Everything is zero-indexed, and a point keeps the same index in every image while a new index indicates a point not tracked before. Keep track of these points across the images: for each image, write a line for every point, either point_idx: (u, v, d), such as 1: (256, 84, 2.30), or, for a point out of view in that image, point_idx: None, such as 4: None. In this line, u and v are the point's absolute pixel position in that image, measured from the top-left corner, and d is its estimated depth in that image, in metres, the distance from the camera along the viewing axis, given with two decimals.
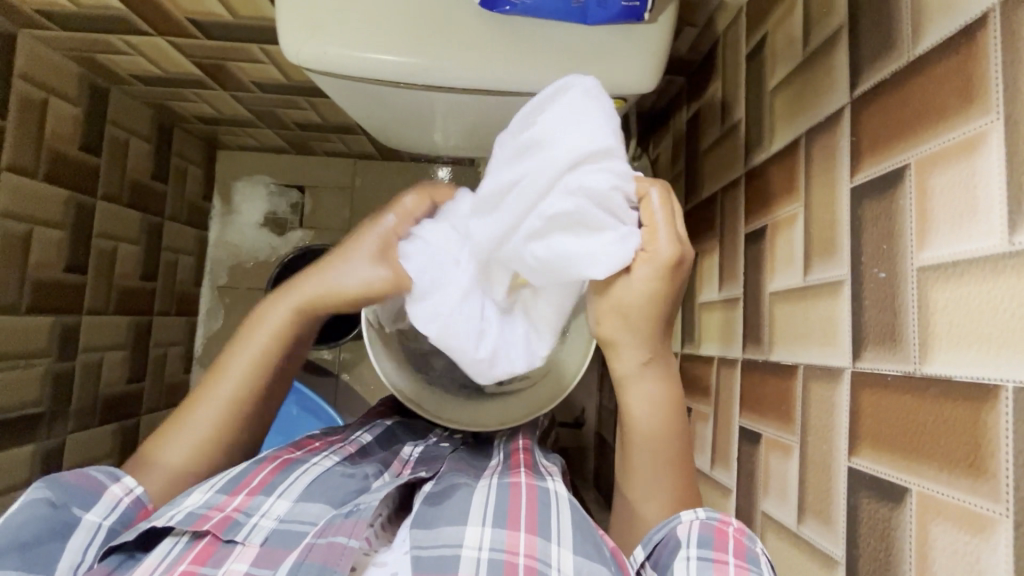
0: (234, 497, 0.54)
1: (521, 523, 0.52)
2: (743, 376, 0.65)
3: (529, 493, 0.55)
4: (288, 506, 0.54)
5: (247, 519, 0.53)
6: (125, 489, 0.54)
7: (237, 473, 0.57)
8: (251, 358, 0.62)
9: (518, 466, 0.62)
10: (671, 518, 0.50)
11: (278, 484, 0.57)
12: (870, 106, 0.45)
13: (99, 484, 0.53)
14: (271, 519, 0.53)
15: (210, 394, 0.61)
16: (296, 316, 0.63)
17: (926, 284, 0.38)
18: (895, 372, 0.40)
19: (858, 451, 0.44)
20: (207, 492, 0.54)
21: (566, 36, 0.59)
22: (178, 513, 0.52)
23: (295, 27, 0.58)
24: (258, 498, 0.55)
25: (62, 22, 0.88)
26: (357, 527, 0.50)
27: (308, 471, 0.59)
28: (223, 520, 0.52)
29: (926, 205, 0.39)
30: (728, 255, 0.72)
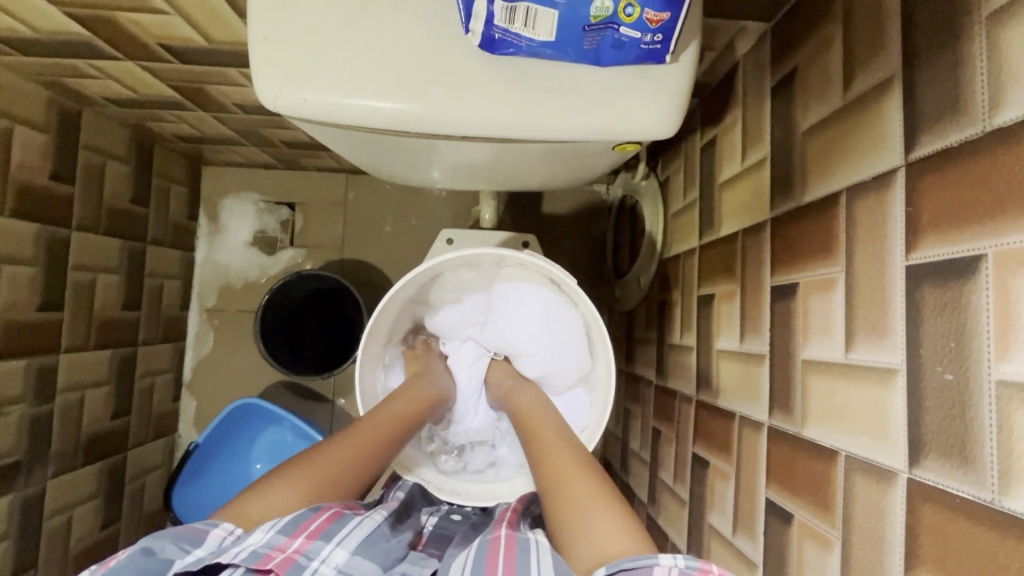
0: (295, 538, 0.53)
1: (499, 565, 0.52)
2: (769, 443, 0.60)
3: (509, 542, 0.55)
4: (345, 557, 0.54)
5: (307, 563, 0.51)
6: (227, 531, 0.53)
7: (297, 514, 0.55)
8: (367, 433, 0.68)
9: (501, 522, 0.62)
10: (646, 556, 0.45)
11: (335, 532, 0.55)
12: (931, 176, 0.39)
13: (201, 531, 0.52)
14: (329, 567, 0.52)
15: (331, 452, 0.63)
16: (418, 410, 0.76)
17: (1008, 405, 0.33)
18: (967, 496, 0.35)
19: (916, 572, 0.39)
20: (269, 531, 0.53)
21: (577, 79, 0.53)
22: (240, 551, 0.50)
23: (273, 71, 0.52)
24: (317, 543, 0.53)
25: (23, 48, 0.80)
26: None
27: (361, 523, 0.58)
28: (286, 562, 0.50)
29: (1008, 309, 0.33)
30: (750, 304, 0.66)
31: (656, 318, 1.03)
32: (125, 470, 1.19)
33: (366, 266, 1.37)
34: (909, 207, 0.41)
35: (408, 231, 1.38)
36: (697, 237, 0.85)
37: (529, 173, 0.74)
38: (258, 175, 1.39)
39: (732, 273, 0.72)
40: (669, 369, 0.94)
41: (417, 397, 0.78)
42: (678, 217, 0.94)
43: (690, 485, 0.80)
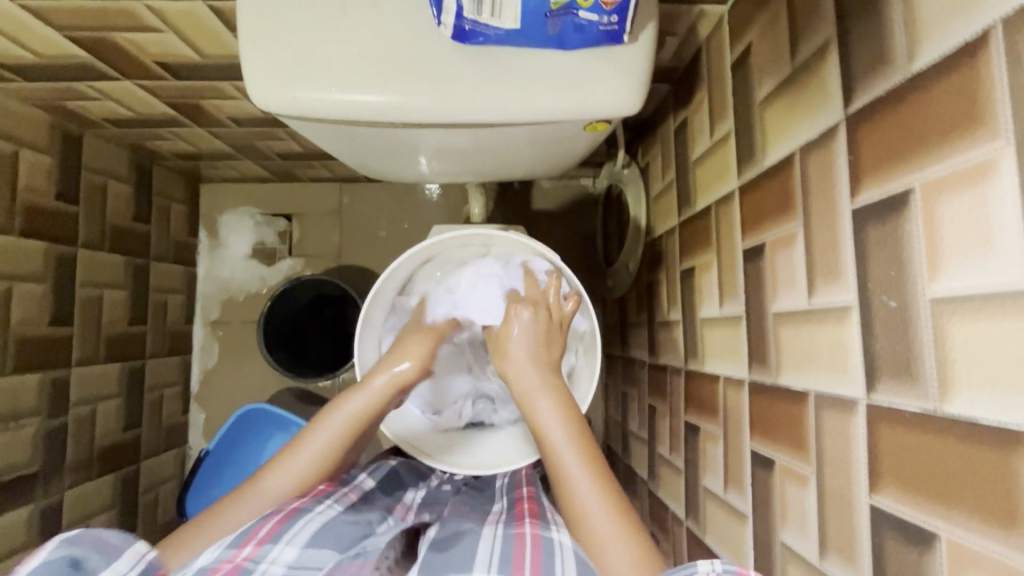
0: (242, 549, 0.55)
1: (525, 568, 0.54)
2: (751, 396, 0.62)
3: (534, 542, 0.58)
4: (296, 553, 0.56)
5: (255, 566, 0.54)
6: (139, 552, 0.56)
7: (244, 528, 0.57)
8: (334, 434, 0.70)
9: (523, 516, 0.65)
10: (685, 564, 0.47)
11: (284, 533, 0.58)
12: (867, 124, 0.43)
13: (116, 546, 0.55)
14: (280, 566, 0.54)
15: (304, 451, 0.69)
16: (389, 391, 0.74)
17: (941, 317, 0.36)
18: (914, 409, 0.38)
19: (879, 489, 0.42)
20: (216, 548, 0.55)
21: (544, 64, 0.57)
22: (187, 570, 0.53)
23: (263, 74, 0.56)
24: (265, 547, 0.56)
25: (27, 74, 0.85)
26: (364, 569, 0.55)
27: (312, 519, 0.61)
28: (234, 570, 0.53)
29: (935, 232, 0.37)
30: (726, 270, 0.70)
31: (646, 299, 1.06)
32: (138, 481, 1.21)
33: (363, 270, 1.40)
34: (850, 156, 0.45)
35: (403, 234, 1.41)
36: (677, 215, 0.88)
37: (511, 162, 0.78)
38: (254, 189, 1.43)
39: (709, 243, 0.75)
40: (660, 346, 0.97)
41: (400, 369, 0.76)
42: (659, 199, 0.98)
43: (685, 453, 0.83)
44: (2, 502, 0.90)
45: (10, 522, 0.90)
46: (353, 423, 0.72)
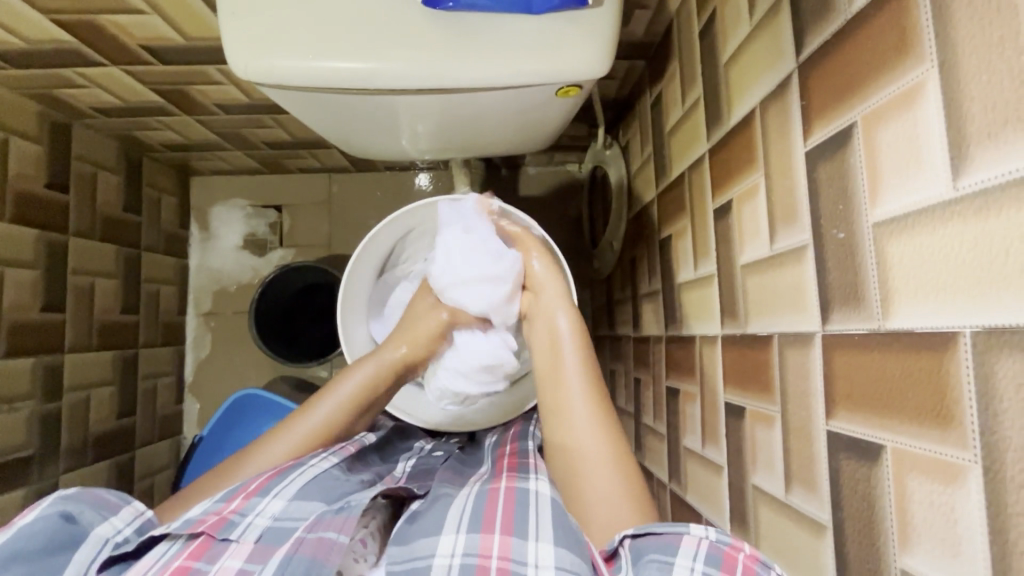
0: (231, 502, 0.57)
1: (497, 526, 0.53)
2: (724, 350, 0.64)
3: (508, 498, 0.57)
4: (283, 505, 0.57)
5: (242, 519, 0.55)
6: (138, 510, 0.57)
7: (235, 484, 0.60)
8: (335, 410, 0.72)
9: (501, 474, 0.64)
10: (678, 525, 0.49)
11: (273, 487, 0.59)
12: (816, 68, 0.45)
13: (115, 504, 0.57)
14: (266, 518, 0.56)
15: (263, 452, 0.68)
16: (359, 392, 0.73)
17: (882, 239, 0.38)
18: (861, 330, 0.40)
19: (835, 414, 0.43)
20: (206, 502, 0.58)
21: (513, 28, 0.59)
22: (177, 521, 0.55)
23: (242, 42, 0.58)
24: (253, 500, 0.57)
25: (15, 61, 0.87)
26: (347, 524, 0.54)
27: (303, 472, 0.62)
28: (218, 521, 0.54)
29: (874, 160, 0.39)
30: (699, 233, 0.72)
31: (630, 275, 1.08)
32: (132, 469, 1.22)
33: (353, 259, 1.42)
34: (803, 101, 0.47)
35: None
36: (655, 187, 0.90)
37: (490, 135, 0.80)
38: (244, 181, 1.45)
39: (683, 209, 0.77)
40: (643, 318, 0.99)
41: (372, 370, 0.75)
42: (639, 174, 1.00)
43: (667, 417, 0.85)
44: None
45: (5, 503, 0.91)
46: (353, 400, 0.73)
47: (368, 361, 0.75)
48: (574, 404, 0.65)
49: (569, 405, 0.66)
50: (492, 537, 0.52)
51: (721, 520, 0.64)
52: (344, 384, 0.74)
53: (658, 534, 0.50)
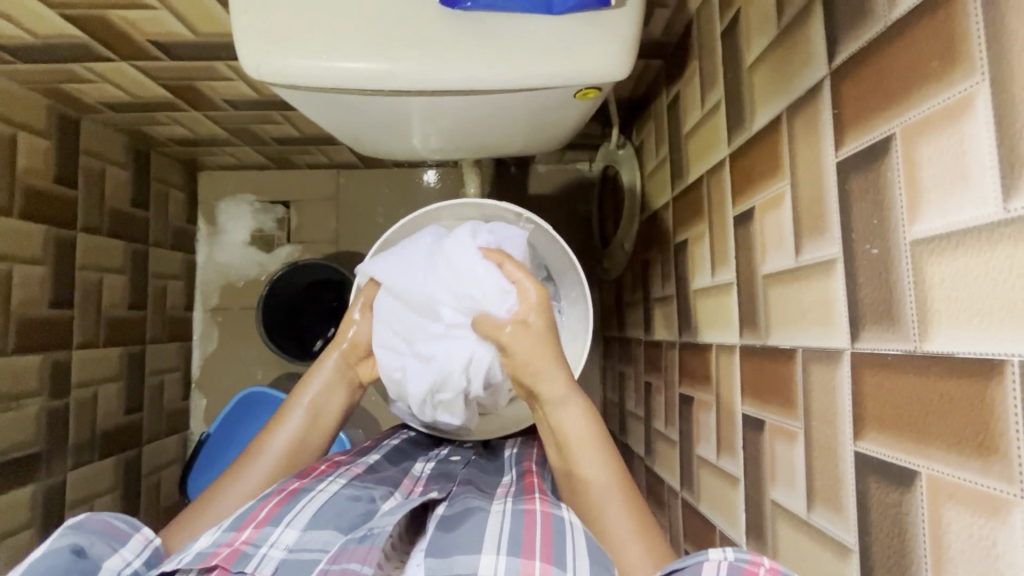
0: (242, 532, 0.56)
1: (537, 552, 0.52)
2: (742, 361, 0.63)
3: (545, 521, 0.56)
4: (296, 535, 0.56)
5: (256, 550, 0.54)
6: (146, 538, 0.57)
7: (241, 513, 0.59)
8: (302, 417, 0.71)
9: (531, 492, 0.63)
10: (697, 551, 0.47)
11: (284, 514, 0.58)
12: (851, 75, 0.43)
13: (123, 533, 0.56)
14: (281, 549, 0.55)
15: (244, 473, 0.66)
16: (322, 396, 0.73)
17: (921, 258, 0.37)
18: (896, 351, 0.39)
19: (863, 435, 0.42)
20: (216, 533, 0.56)
21: (532, 29, 0.57)
22: (186, 555, 0.54)
23: (254, 41, 0.56)
24: (265, 530, 0.56)
25: (24, 55, 0.86)
26: (370, 554, 0.52)
27: (313, 499, 0.61)
28: (232, 554, 0.53)
29: (914, 176, 0.37)
30: (717, 239, 0.70)
31: (641, 278, 1.06)
32: (140, 465, 1.22)
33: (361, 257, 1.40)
34: (835, 110, 0.45)
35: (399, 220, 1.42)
36: (670, 190, 0.88)
37: (503, 136, 0.78)
38: (252, 176, 1.44)
39: (701, 214, 0.76)
40: (656, 322, 0.97)
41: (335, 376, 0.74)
42: (654, 175, 0.98)
43: (679, 424, 0.84)
44: (6, 479, 0.91)
45: (14, 500, 0.91)
46: (316, 406, 0.72)
47: (323, 371, 0.74)
48: (572, 434, 0.64)
49: (563, 433, 0.64)
50: (532, 564, 0.51)
51: (737, 533, 0.63)
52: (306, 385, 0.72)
53: (681, 570, 0.46)
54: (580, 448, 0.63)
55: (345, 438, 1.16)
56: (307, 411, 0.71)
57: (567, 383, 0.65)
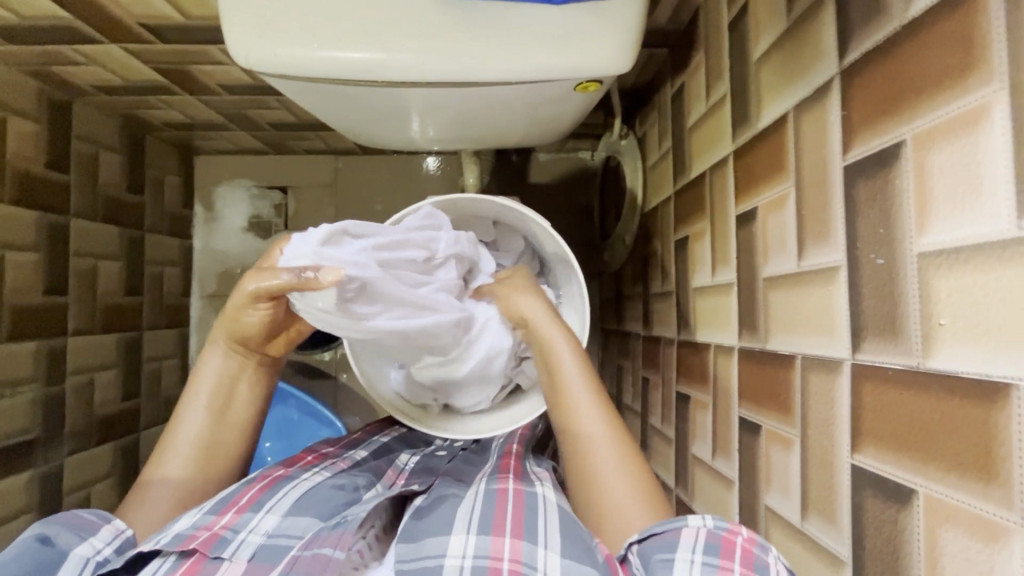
0: (222, 516, 0.56)
1: (507, 529, 0.52)
2: (740, 364, 0.62)
3: (518, 498, 0.56)
4: (276, 521, 0.57)
5: (234, 535, 0.54)
6: (116, 530, 0.56)
7: (225, 494, 0.59)
8: (204, 410, 0.64)
9: (506, 473, 0.62)
10: (674, 519, 0.49)
11: (265, 500, 0.59)
12: (861, 77, 0.42)
13: (93, 523, 0.56)
14: (259, 534, 0.55)
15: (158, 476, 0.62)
16: (224, 377, 0.65)
17: (929, 272, 0.35)
18: (896, 366, 0.38)
19: (861, 448, 0.41)
20: (195, 514, 0.56)
21: (531, 20, 0.55)
22: (166, 536, 0.54)
23: (244, 30, 0.54)
24: (245, 515, 0.57)
25: (11, 37, 0.84)
26: (343, 540, 0.52)
27: (295, 487, 0.61)
28: (210, 538, 0.53)
29: (925, 185, 0.36)
30: (719, 238, 0.68)
31: (641, 272, 1.05)
32: (137, 450, 1.23)
33: None
34: (843, 112, 0.44)
35: (397, 207, 1.39)
36: (672, 185, 0.86)
37: (502, 128, 0.76)
38: (249, 162, 1.42)
39: (703, 210, 0.74)
40: (654, 318, 0.96)
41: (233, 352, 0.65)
42: (656, 169, 0.96)
43: (676, 422, 0.83)
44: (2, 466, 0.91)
45: (11, 486, 0.92)
46: (216, 395, 0.65)
47: (214, 354, 0.65)
48: (571, 382, 0.62)
49: (559, 375, 0.64)
50: (502, 540, 0.51)
51: None
52: (203, 374, 0.65)
53: (658, 534, 0.49)
54: (579, 399, 0.62)
55: (341, 427, 1.16)
56: (206, 402, 0.65)
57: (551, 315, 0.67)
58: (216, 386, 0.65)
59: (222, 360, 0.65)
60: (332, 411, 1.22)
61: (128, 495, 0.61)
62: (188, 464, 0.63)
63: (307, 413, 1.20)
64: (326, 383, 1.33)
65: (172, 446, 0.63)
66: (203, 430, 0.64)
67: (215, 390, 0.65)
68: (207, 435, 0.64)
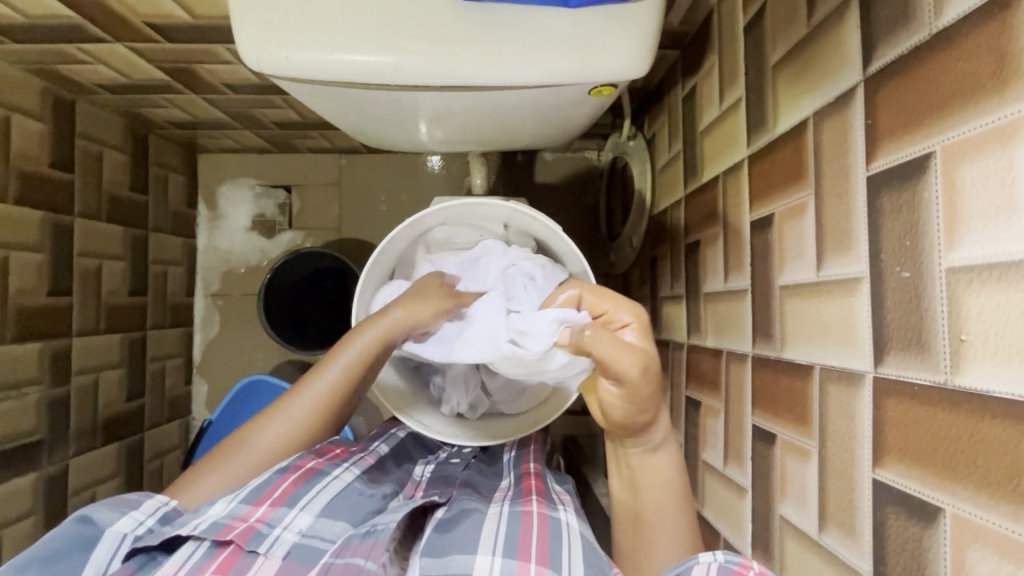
0: (258, 508, 0.56)
1: (532, 554, 0.51)
2: (754, 372, 0.61)
3: (541, 524, 0.56)
4: (309, 520, 0.56)
5: (269, 530, 0.54)
6: (159, 502, 0.56)
7: (260, 484, 0.58)
8: (324, 390, 0.65)
9: (529, 494, 0.62)
10: (687, 557, 0.48)
11: (300, 496, 0.58)
12: (887, 86, 0.41)
13: (134, 500, 0.55)
14: (294, 532, 0.54)
15: (255, 438, 0.64)
16: (354, 370, 0.66)
17: (958, 288, 0.35)
18: (923, 381, 0.37)
19: (884, 463, 0.41)
20: (232, 502, 0.56)
21: (546, 22, 0.54)
22: (201, 522, 0.53)
23: (255, 33, 0.54)
24: (280, 511, 0.56)
25: (15, 35, 0.83)
26: (374, 550, 0.51)
27: (328, 486, 0.61)
28: (246, 530, 0.53)
29: (955, 199, 0.35)
30: (732, 243, 0.68)
31: (649, 274, 1.04)
32: (142, 450, 1.22)
33: (363, 244, 1.38)
34: (867, 120, 0.43)
35: (402, 207, 1.38)
36: (683, 188, 0.86)
37: (512, 131, 0.75)
38: (252, 160, 1.41)
39: (716, 215, 0.73)
40: (662, 321, 0.95)
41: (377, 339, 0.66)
42: (665, 171, 0.95)
43: (685, 427, 0.82)
44: (7, 468, 0.90)
45: (16, 487, 0.91)
46: (341, 385, 0.66)
47: (358, 338, 0.66)
48: (657, 486, 0.61)
49: (643, 480, 0.61)
50: (528, 566, 0.50)
51: (743, 544, 0.62)
52: (339, 357, 0.66)
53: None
54: (657, 513, 0.60)
55: (346, 428, 1.16)
56: (331, 391, 0.66)
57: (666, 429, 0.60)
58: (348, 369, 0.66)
59: (358, 346, 0.66)
60: None
61: (223, 446, 0.64)
62: (288, 435, 0.64)
63: None
64: None
65: (282, 411, 0.65)
66: (314, 416, 0.65)
67: (342, 384, 0.66)
68: (319, 413, 0.65)
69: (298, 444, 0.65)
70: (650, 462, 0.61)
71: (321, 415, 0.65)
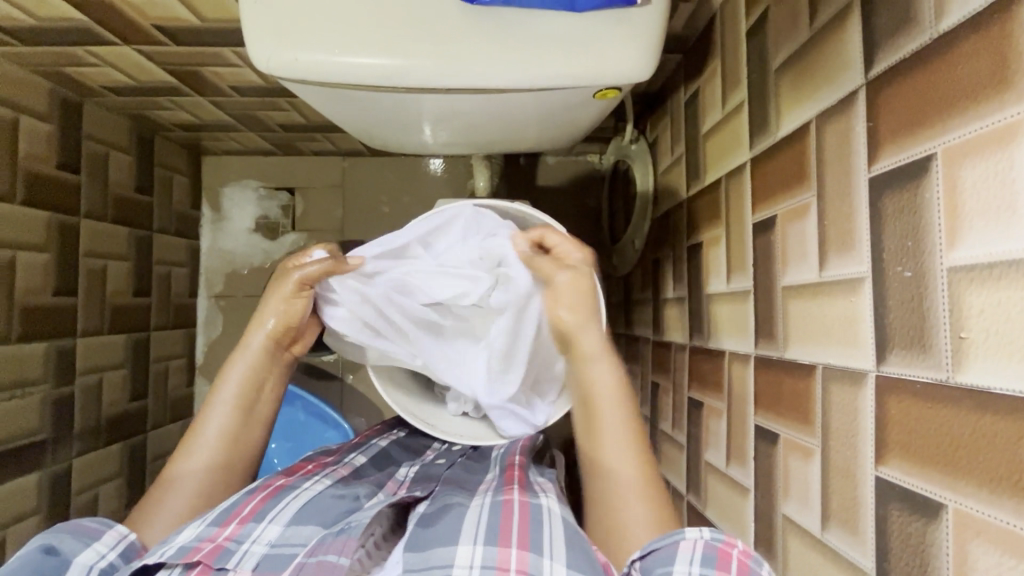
0: (225, 528, 0.56)
1: (512, 539, 0.52)
2: (757, 372, 0.61)
3: (522, 511, 0.56)
4: (279, 531, 0.56)
5: (237, 546, 0.54)
6: (120, 535, 0.57)
7: (227, 505, 0.58)
8: (230, 407, 0.67)
9: (512, 484, 0.62)
10: (673, 532, 0.49)
11: (268, 511, 0.58)
12: (888, 90, 0.42)
13: (96, 530, 0.56)
14: (262, 545, 0.55)
15: (180, 471, 0.64)
16: (246, 382, 0.68)
17: (959, 287, 0.36)
18: (925, 379, 0.38)
19: (886, 461, 0.41)
20: (199, 526, 0.56)
21: (553, 26, 0.55)
22: (169, 548, 0.53)
23: (266, 35, 0.55)
24: (248, 526, 0.56)
25: (25, 37, 0.84)
26: (348, 546, 0.52)
27: (297, 496, 0.61)
28: (213, 550, 0.53)
29: (956, 199, 0.36)
30: (735, 245, 0.68)
31: (651, 277, 1.05)
32: (144, 451, 1.23)
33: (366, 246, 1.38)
34: (869, 123, 0.44)
35: (405, 209, 1.39)
36: (685, 190, 0.87)
37: (516, 134, 0.76)
38: (256, 162, 1.42)
39: (718, 217, 0.74)
40: (665, 323, 0.96)
41: (260, 354, 0.69)
42: (668, 174, 0.96)
43: (687, 428, 0.83)
44: (11, 467, 0.90)
45: (20, 486, 0.92)
46: (246, 392, 0.68)
47: (239, 358, 0.69)
48: (602, 397, 0.65)
49: (593, 393, 0.65)
50: (509, 551, 0.50)
51: (745, 543, 0.63)
52: (230, 376, 0.68)
53: (656, 550, 0.48)
54: (607, 420, 0.64)
55: (347, 429, 1.16)
56: (236, 397, 0.68)
57: (602, 341, 0.66)
58: (244, 385, 0.68)
59: (243, 366, 0.69)
60: (340, 413, 1.22)
61: (151, 490, 0.63)
62: (211, 459, 0.65)
63: (314, 416, 1.19)
64: (333, 384, 1.32)
65: (198, 439, 0.66)
66: (231, 425, 0.67)
67: (243, 391, 0.68)
68: (233, 430, 0.67)
69: (223, 467, 0.66)
70: (593, 366, 0.66)
71: (235, 431, 0.67)
